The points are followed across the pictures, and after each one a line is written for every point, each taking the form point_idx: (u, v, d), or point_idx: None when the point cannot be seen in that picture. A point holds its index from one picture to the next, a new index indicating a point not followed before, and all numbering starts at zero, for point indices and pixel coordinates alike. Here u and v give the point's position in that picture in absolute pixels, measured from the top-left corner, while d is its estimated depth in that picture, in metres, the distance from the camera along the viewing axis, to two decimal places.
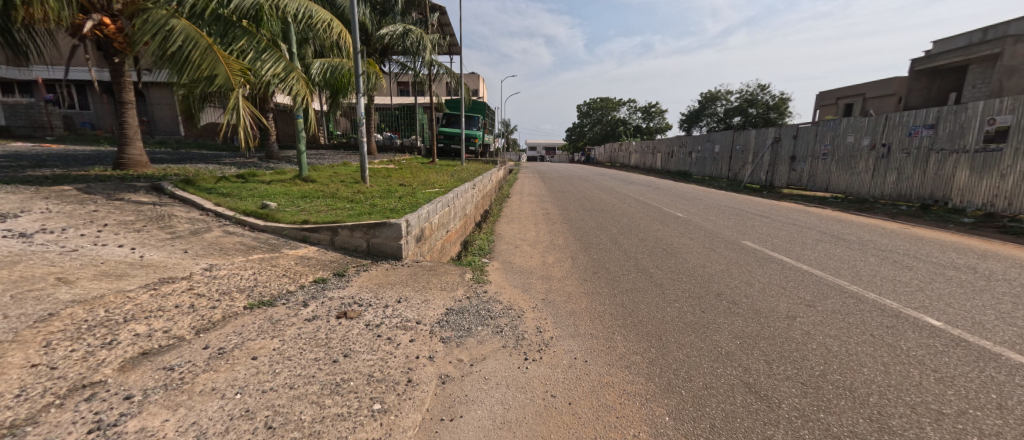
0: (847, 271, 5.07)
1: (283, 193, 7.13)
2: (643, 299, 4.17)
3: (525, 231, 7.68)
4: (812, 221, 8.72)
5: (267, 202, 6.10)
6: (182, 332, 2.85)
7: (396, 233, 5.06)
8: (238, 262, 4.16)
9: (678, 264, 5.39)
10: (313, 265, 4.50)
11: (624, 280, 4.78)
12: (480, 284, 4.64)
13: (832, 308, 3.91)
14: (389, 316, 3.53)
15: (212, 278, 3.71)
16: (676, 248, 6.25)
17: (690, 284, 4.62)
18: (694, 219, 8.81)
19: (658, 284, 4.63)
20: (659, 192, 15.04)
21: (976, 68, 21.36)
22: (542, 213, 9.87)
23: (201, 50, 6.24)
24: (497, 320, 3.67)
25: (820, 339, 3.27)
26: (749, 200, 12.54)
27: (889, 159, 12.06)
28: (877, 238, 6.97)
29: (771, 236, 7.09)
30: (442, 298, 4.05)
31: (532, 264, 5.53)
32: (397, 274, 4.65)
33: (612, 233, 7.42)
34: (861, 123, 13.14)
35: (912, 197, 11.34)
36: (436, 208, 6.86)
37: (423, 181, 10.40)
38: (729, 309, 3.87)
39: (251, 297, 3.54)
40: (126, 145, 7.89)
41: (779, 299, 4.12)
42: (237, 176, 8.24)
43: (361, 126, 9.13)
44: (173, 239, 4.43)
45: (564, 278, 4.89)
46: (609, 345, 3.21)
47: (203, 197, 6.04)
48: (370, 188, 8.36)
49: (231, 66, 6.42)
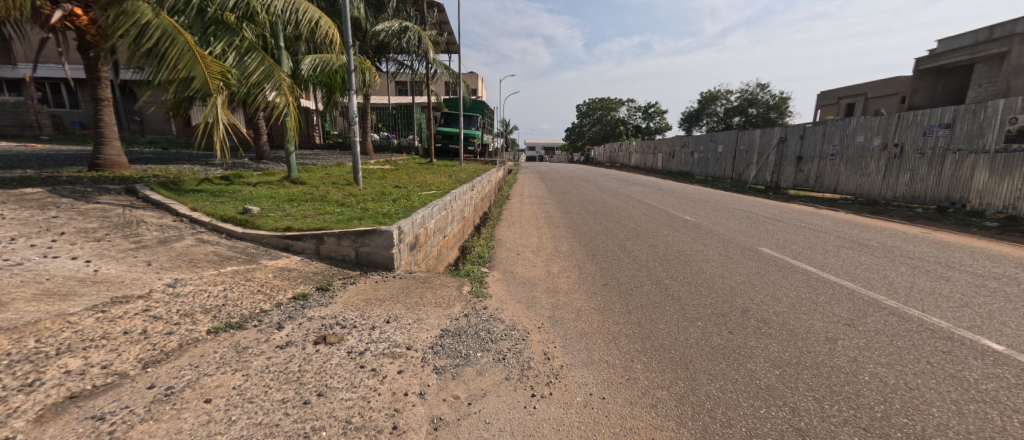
0: (879, 282, 4.63)
1: (268, 196, 6.67)
2: (660, 316, 3.74)
3: (527, 236, 7.24)
4: (828, 225, 8.30)
5: (249, 207, 5.64)
6: (126, 367, 2.41)
7: (387, 241, 4.62)
8: (208, 277, 3.71)
9: (694, 275, 4.97)
10: (294, 278, 4.04)
11: (636, 293, 4.37)
12: (480, 299, 4.19)
13: (875, 329, 3.47)
14: (376, 340, 3.08)
15: (174, 297, 3.25)
16: (689, 256, 5.81)
17: (710, 297, 4.19)
18: (704, 224, 8.38)
19: (675, 298, 4.19)
20: (664, 194, 14.60)
21: (982, 67, 21.00)
22: (544, 216, 9.43)
23: (180, 49, 5.77)
24: (499, 344, 3.22)
25: (871, 369, 2.84)
26: (758, 202, 12.12)
27: (902, 159, 11.65)
28: (901, 244, 6.53)
29: (788, 242, 6.66)
30: (436, 318, 3.60)
31: (535, 274, 5.08)
32: (387, 288, 4.19)
33: (619, 238, 6.99)
34: (872, 123, 12.73)
35: (926, 199, 10.94)
36: (432, 212, 6.43)
37: (420, 183, 9.94)
38: (759, 330, 3.44)
39: (217, 319, 3.09)
40: (102, 145, 7.42)
41: (813, 317, 3.68)
42: (222, 178, 7.77)
43: (355, 125, 8.56)
44: (137, 250, 3.98)
45: (572, 290, 4.47)
46: (629, 377, 2.78)
47: (180, 201, 5.59)
48: (364, 190, 7.90)
49: (211, 68, 5.96)
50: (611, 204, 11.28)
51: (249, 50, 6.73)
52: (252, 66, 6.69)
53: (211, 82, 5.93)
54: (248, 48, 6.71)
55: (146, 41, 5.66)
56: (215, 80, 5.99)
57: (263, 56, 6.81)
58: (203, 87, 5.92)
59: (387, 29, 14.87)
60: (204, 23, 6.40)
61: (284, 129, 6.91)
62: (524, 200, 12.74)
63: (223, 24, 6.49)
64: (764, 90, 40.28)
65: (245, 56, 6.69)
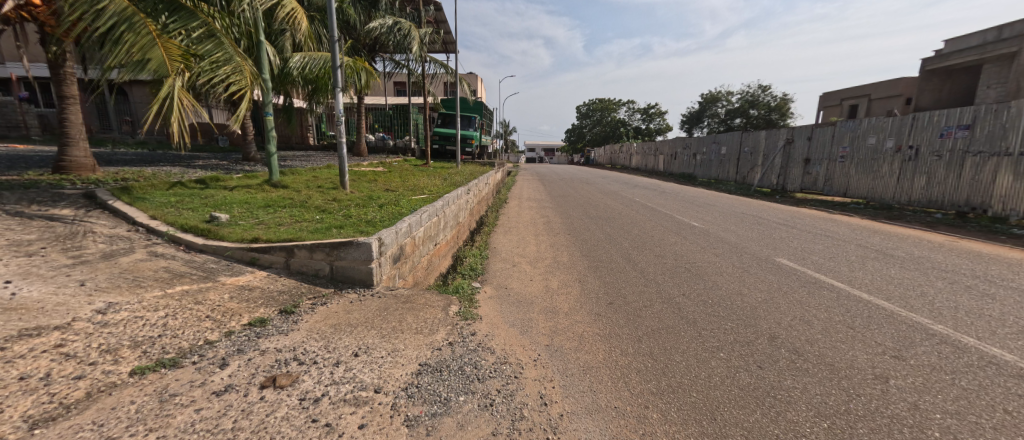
0: (918, 302, 4.11)
1: (243, 201, 6.14)
2: (676, 346, 3.21)
3: (523, 245, 6.75)
4: (844, 231, 7.80)
5: (217, 214, 5.13)
6: (4, 429, 1.93)
7: (366, 255, 4.11)
8: (150, 300, 3.18)
9: (709, 291, 4.45)
10: (254, 299, 3.51)
11: (645, 315, 3.84)
12: (469, 322, 3.68)
13: (930, 364, 2.93)
14: (338, 381, 2.56)
15: (100, 327, 2.75)
16: (702, 269, 5.30)
17: (730, 321, 3.67)
18: (714, 231, 7.85)
19: (691, 321, 3.68)
20: (666, 197, 14.09)
21: (990, 67, 20.53)
22: (542, 222, 8.90)
23: (138, 32, 5.31)
24: (486, 383, 2.71)
25: (941, 422, 2.31)
26: (766, 206, 11.63)
27: (917, 161, 11.17)
28: (929, 255, 6.03)
29: (808, 252, 6.15)
30: (415, 349, 3.08)
31: (533, 291, 4.57)
32: (362, 310, 3.66)
33: (623, 247, 6.49)
34: (885, 123, 12.26)
35: (944, 203, 10.45)
36: (421, 218, 5.93)
37: (412, 186, 9.45)
38: (793, 365, 2.93)
39: (146, 356, 2.57)
40: (67, 146, 6.92)
41: (854, 348, 3.16)
42: (197, 181, 7.24)
43: (341, 124, 8.04)
44: (72, 267, 3.47)
45: (573, 311, 3.96)
46: (645, 433, 2.26)
47: (140, 207, 5.08)
48: (350, 195, 7.37)
49: (169, 50, 5.58)
50: (613, 208, 10.77)
51: (213, 34, 6.41)
52: (214, 48, 6.42)
53: (169, 65, 5.54)
54: (211, 33, 6.40)
55: (99, 22, 5.09)
56: (174, 63, 5.65)
57: (223, 40, 6.55)
58: (161, 69, 5.49)
59: (382, 25, 14.51)
60: (169, 5, 5.94)
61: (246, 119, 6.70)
62: (523, 203, 12.22)
63: (186, 8, 6.05)
64: (765, 92, 39.86)
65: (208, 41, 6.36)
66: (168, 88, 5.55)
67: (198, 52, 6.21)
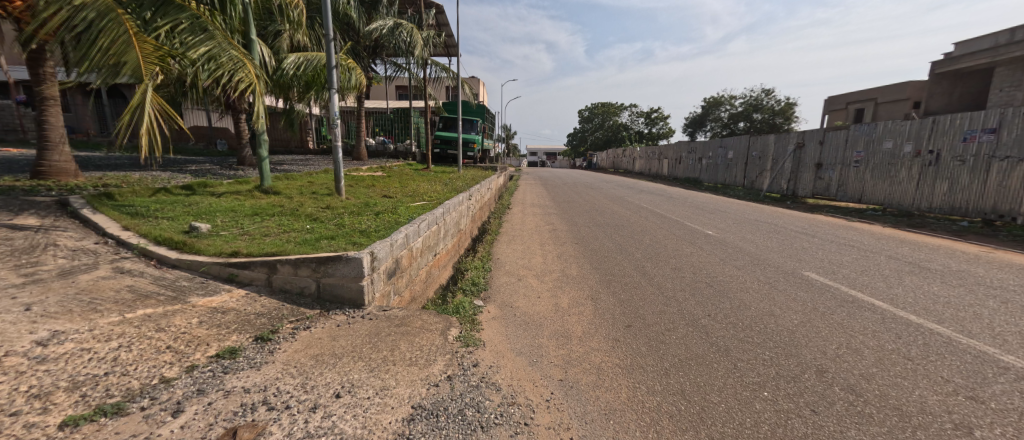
0: (975, 326, 3.66)
1: (229, 209, 5.73)
2: (711, 382, 2.78)
3: (528, 255, 6.33)
4: (868, 241, 7.37)
5: (197, 223, 4.71)
6: None
7: (357, 271, 3.69)
8: (104, 327, 2.76)
9: (737, 312, 4.01)
10: (227, 324, 3.10)
11: (669, 341, 3.40)
12: (470, 350, 3.26)
13: (1015, 408, 2.48)
14: (313, 435, 2.12)
15: (36, 363, 2.33)
16: (725, 285, 4.86)
17: (768, 349, 3.23)
18: (730, 240, 7.41)
19: (723, 349, 3.24)
20: (675, 203, 13.63)
21: (1003, 70, 20.02)
22: (548, 230, 8.49)
23: (114, 31, 4.92)
24: (493, 433, 2.28)
25: None
26: (781, 213, 11.17)
27: (938, 166, 10.74)
28: (969, 268, 5.58)
29: (836, 265, 5.70)
30: (408, 385, 2.64)
31: (541, 310, 4.14)
32: (350, 335, 3.24)
33: (636, 259, 6.06)
34: (902, 127, 11.83)
35: (969, 211, 10.00)
36: (419, 227, 5.51)
37: (412, 192, 9.04)
38: (853, 408, 2.49)
39: (84, 402, 2.16)
40: (46, 150, 6.54)
41: (917, 385, 2.74)
42: (183, 187, 6.85)
43: (337, 127, 7.61)
44: (21, 288, 3.05)
45: (587, 335, 3.53)
46: None
47: (113, 216, 4.68)
48: (345, 202, 6.96)
49: (146, 51, 5.19)
50: (620, 215, 10.34)
51: (205, 28, 5.93)
52: (209, 41, 5.90)
53: (145, 67, 5.17)
54: (203, 28, 5.91)
55: (75, 21, 4.78)
56: (150, 65, 5.24)
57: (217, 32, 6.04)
58: (135, 71, 5.13)
59: (381, 27, 14.11)
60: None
61: (258, 116, 6.22)
62: (526, 210, 11.80)
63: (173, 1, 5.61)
64: (769, 96, 39.46)
65: (202, 36, 5.88)
66: (141, 96, 5.14)
67: (191, 49, 5.76)
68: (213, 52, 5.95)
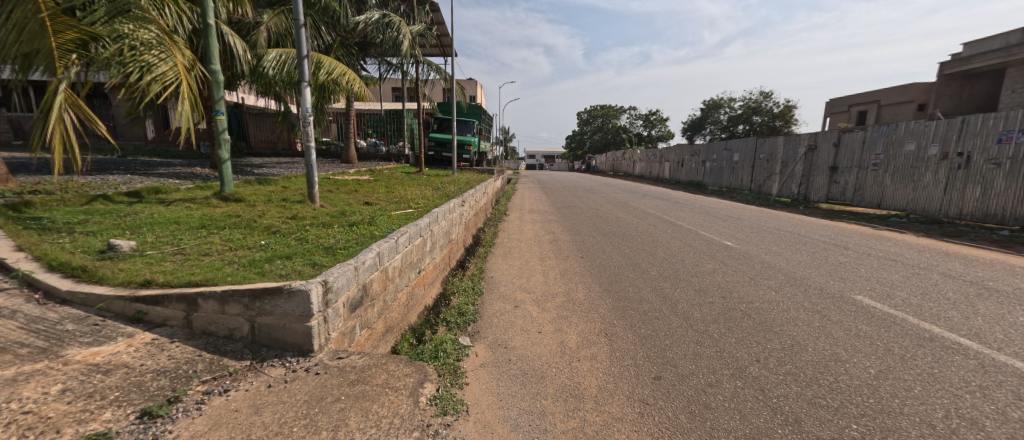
0: None
1: (171, 221, 4.82)
2: None
3: (526, 273, 5.48)
4: (908, 254, 6.55)
5: (118, 240, 3.82)
6: None
7: (302, 309, 2.83)
8: None
9: (791, 356, 3.16)
10: (106, 392, 2.22)
11: (717, 405, 2.54)
12: (448, 422, 2.39)
13: None
14: None
15: None
16: (764, 314, 4.00)
17: (855, 421, 2.38)
18: (755, 253, 6.54)
19: (792, 420, 2.39)
20: (683, 208, 12.79)
21: (1015, 70, 19.27)
22: (548, 240, 7.63)
23: (18, 15, 4.07)
24: None
25: None
26: (800, 219, 10.34)
27: (969, 170, 9.96)
28: None
29: (888, 286, 4.88)
30: None
31: (544, 353, 3.28)
32: (281, 403, 2.36)
33: (651, 278, 5.21)
34: (927, 127, 11.04)
35: (1005, 218, 9.21)
36: (397, 243, 4.65)
37: (398, 198, 8.19)
38: None
39: None
40: None
41: None
42: (130, 194, 5.94)
43: (309, 125, 6.63)
44: None
45: (606, 396, 2.66)
46: None
47: (11, 231, 3.78)
48: (317, 210, 6.10)
49: (62, 38, 4.31)
50: (627, 222, 9.49)
51: (127, 10, 4.82)
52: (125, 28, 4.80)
53: (59, 58, 4.32)
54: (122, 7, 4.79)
55: None
56: (65, 55, 4.35)
57: (142, 14, 4.96)
58: (48, 63, 4.33)
59: (366, 20, 13.31)
60: None
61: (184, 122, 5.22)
62: (524, 216, 10.93)
63: None
64: (768, 98, 38.84)
65: (117, 18, 4.78)
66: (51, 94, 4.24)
67: (102, 31, 4.65)
68: (131, 39, 4.88)
